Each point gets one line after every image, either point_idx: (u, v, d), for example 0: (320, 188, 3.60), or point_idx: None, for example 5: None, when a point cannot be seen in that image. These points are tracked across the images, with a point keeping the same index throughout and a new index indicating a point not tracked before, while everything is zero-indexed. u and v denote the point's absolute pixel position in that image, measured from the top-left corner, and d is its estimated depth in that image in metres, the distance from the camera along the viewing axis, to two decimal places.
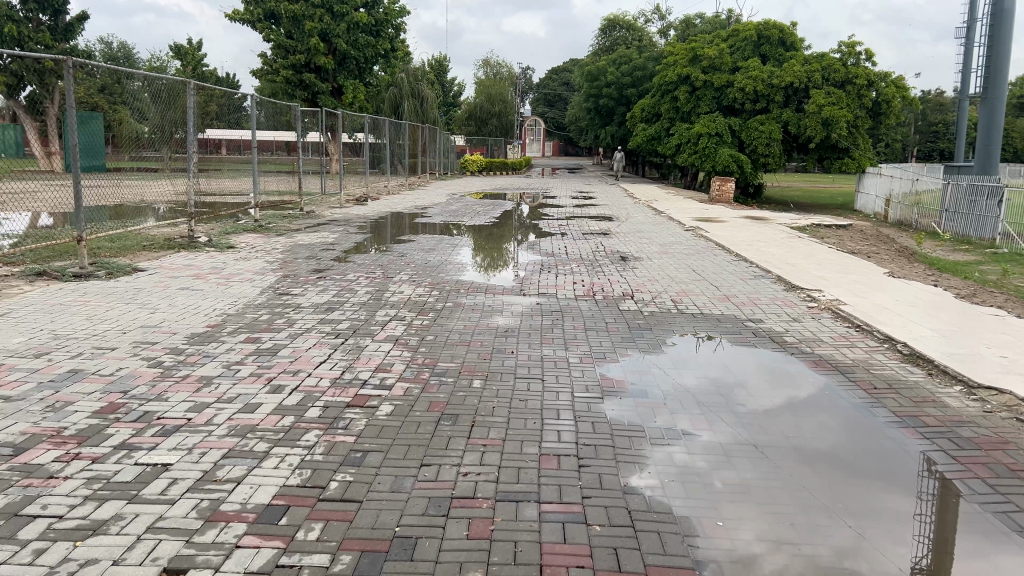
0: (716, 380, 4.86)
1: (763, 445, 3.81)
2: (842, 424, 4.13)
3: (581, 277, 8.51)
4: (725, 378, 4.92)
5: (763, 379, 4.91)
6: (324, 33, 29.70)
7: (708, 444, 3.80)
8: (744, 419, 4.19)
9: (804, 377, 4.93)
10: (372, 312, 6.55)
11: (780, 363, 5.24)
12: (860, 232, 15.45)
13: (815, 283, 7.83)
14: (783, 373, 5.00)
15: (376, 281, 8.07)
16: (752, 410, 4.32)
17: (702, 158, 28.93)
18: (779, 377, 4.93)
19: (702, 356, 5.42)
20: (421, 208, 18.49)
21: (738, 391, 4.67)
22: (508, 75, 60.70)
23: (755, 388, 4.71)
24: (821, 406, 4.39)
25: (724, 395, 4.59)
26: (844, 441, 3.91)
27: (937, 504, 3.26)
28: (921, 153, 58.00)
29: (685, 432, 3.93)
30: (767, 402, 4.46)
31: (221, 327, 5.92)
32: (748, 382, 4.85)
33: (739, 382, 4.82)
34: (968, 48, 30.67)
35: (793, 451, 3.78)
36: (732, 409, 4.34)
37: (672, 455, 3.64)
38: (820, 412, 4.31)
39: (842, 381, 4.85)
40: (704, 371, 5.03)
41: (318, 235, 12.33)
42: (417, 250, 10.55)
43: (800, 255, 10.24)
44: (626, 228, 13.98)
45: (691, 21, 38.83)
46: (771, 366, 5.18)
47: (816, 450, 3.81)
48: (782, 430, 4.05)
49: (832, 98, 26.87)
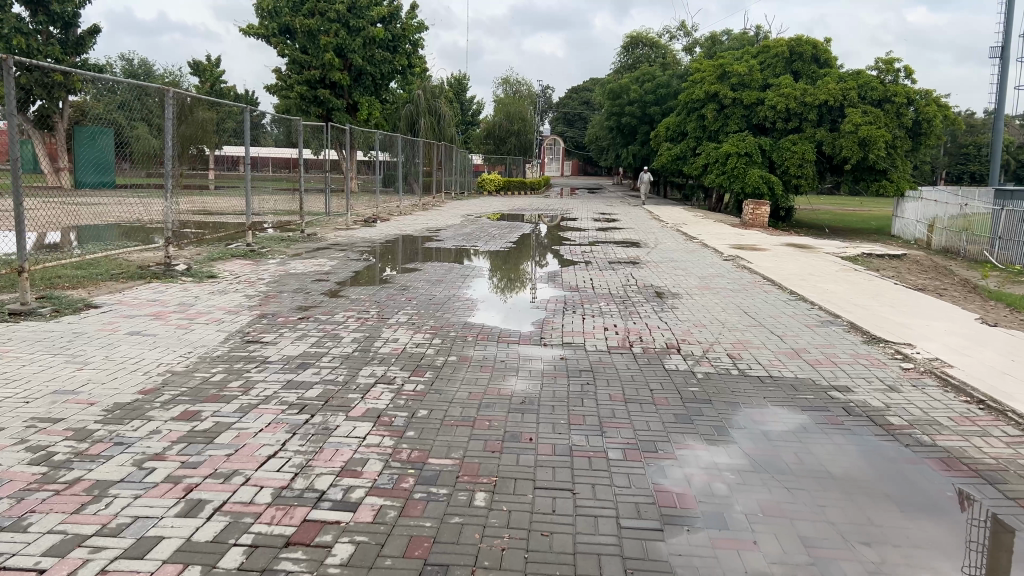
0: (760, 443, 4.09)
1: (783, 471, 3.72)
2: (867, 453, 3.99)
3: (613, 320, 7.16)
4: (739, 400, 4.83)
5: (781, 404, 4.79)
6: (340, 49, 28.68)
7: (729, 467, 3.74)
8: (761, 440, 4.13)
9: (825, 409, 4.69)
10: (357, 371, 5.21)
11: (813, 395, 4.98)
12: (915, 263, 14.02)
13: (902, 335, 6.44)
14: (828, 427, 4.37)
15: (370, 324, 6.76)
16: (771, 433, 4.25)
17: (732, 179, 27.54)
18: (827, 432, 4.28)
19: (769, 437, 4.18)
20: (435, 231, 17.21)
21: (754, 412, 4.60)
22: (528, 94, 59.64)
23: (770, 411, 4.64)
24: (841, 432, 4.28)
25: (740, 416, 4.53)
26: (868, 471, 3.77)
27: (987, 557, 2.99)
28: (950, 175, 56.29)
29: (704, 456, 3.85)
30: (785, 424, 4.40)
31: (159, 393, 4.60)
32: (801, 445, 4.10)
33: (755, 405, 4.74)
34: (1001, 69, 29.51)
35: (813, 477, 3.67)
36: (751, 430, 4.28)
37: (692, 479, 3.56)
38: (836, 437, 4.22)
39: (979, 488, 3.59)
40: (785, 477, 3.67)
41: (315, 262, 11.08)
42: (423, 283, 9.26)
43: (864, 293, 8.85)
44: (656, 257, 12.61)
45: (717, 38, 37.59)
46: (801, 400, 4.87)
47: (837, 477, 3.70)
48: (799, 453, 3.97)
49: (869, 118, 25.46)
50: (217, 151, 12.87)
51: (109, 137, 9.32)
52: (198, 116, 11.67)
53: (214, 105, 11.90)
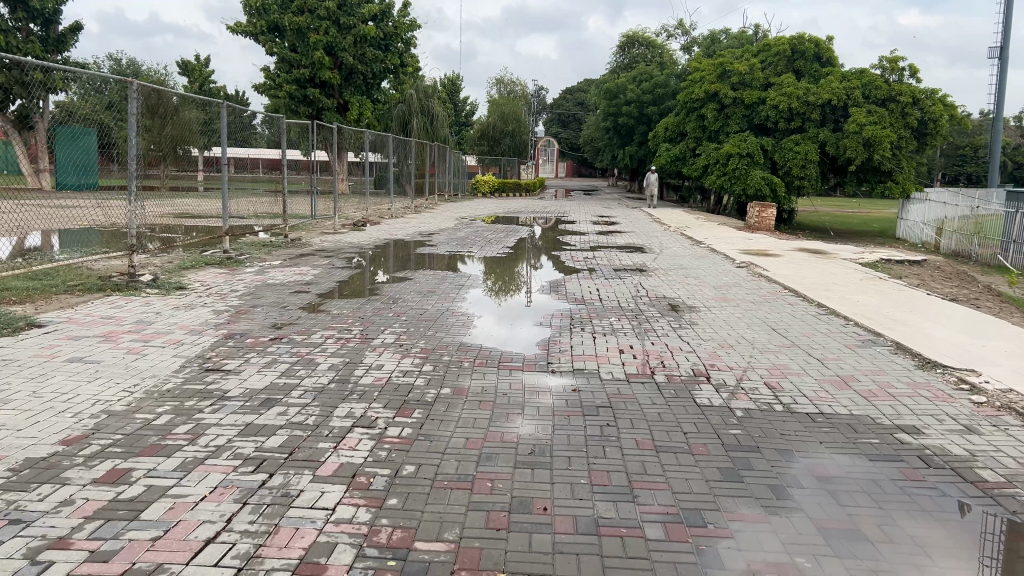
0: (818, 504, 3.32)
1: (857, 547, 2.95)
2: (955, 519, 3.22)
3: (628, 340, 6.32)
4: (783, 444, 4.05)
5: (833, 448, 4.01)
6: (330, 47, 27.82)
7: (792, 543, 2.95)
8: (821, 501, 3.35)
9: (891, 456, 3.90)
10: (330, 409, 4.35)
11: (875, 438, 4.16)
12: (937, 270, 13.20)
13: (962, 360, 5.61)
14: (898, 481, 3.59)
15: (352, 345, 5.89)
16: (831, 489, 3.48)
17: (733, 181, 26.73)
18: (898, 489, 3.51)
19: (830, 497, 3.39)
20: (427, 235, 16.33)
21: (806, 461, 3.82)
22: (522, 94, 58.77)
23: (823, 458, 3.86)
24: (914, 489, 3.51)
25: (790, 466, 3.74)
26: (961, 544, 3.01)
27: None
28: (946, 176, 55.54)
29: (758, 526, 3.07)
30: (844, 478, 3.62)
31: (85, 444, 3.74)
32: (869, 506, 3.33)
33: (803, 451, 3.95)
34: (1000, 69, 28.90)
35: (894, 555, 2.91)
36: (803, 487, 3.50)
37: (748, 564, 2.79)
38: (910, 495, 3.44)
39: None
40: (863, 557, 2.88)
41: (297, 270, 10.21)
42: (413, 295, 8.42)
43: (900, 307, 8.01)
44: (664, 264, 11.76)
45: (716, 38, 36.85)
46: (862, 444, 4.06)
47: (926, 555, 2.92)
48: (871, 519, 3.20)
49: (874, 118, 24.73)
50: (206, 152, 12.09)
51: (91, 139, 8.60)
52: (184, 116, 10.85)
53: (203, 104, 11.12)
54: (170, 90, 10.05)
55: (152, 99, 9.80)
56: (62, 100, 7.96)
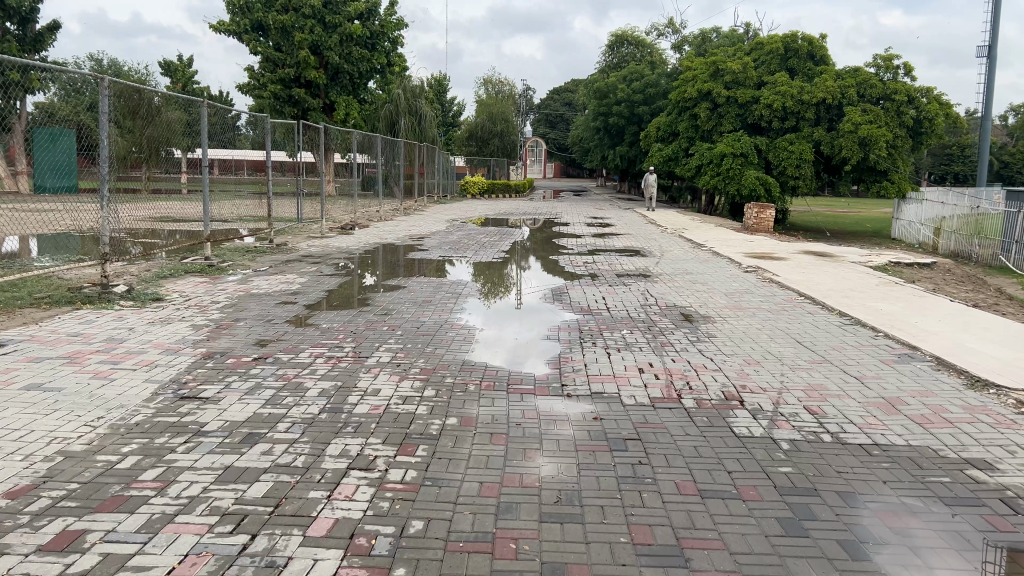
0: (904, 567, 2.80)
1: None
2: None
3: (646, 357, 5.78)
4: (843, 485, 3.52)
5: (901, 489, 3.49)
6: (315, 46, 27.22)
7: None
8: (905, 563, 2.83)
9: (971, 501, 3.38)
10: (321, 447, 3.80)
11: (946, 477, 3.64)
12: (946, 273, 12.77)
13: (1017, 380, 5.10)
14: (989, 535, 3.07)
15: (346, 366, 5.33)
16: (913, 547, 2.96)
17: (726, 181, 26.23)
18: (993, 545, 2.99)
19: (917, 559, 2.87)
20: (418, 238, 15.77)
21: (873, 507, 3.30)
22: (510, 94, 58.21)
23: (894, 503, 3.34)
24: (1010, 546, 2.98)
25: (857, 514, 3.22)
26: None
27: None
28: (933, 176, 55.45)
29: None
30: (925, 529, 3.10)
31: (31, 497, 3.18)
32: (962, 568, 2.81)
33: (868, 495, 3.42)
34: (989, 68, 28.63)
35: None
36: (877, 542, 2.98)
37: None
38: (1008, 554, 2.92)
39: None
40: None
41: (282, 278, 9.63)
42: (409, 305, 7.87)
43: (927, 315, 7.52)
44: (668, 269, 11.23)
45: (707, 36, 36.47)
46: (934, 485, 3.54)
47: None
48: None
49: (869, 116, 24.32)
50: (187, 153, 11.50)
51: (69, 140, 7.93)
52: (165, 116, 10.28)
53: (186, 104, 10.53)
54: (151, 89, 9.52)
55: (132, 100, 9.29)
56: (41, 101, 7.33)
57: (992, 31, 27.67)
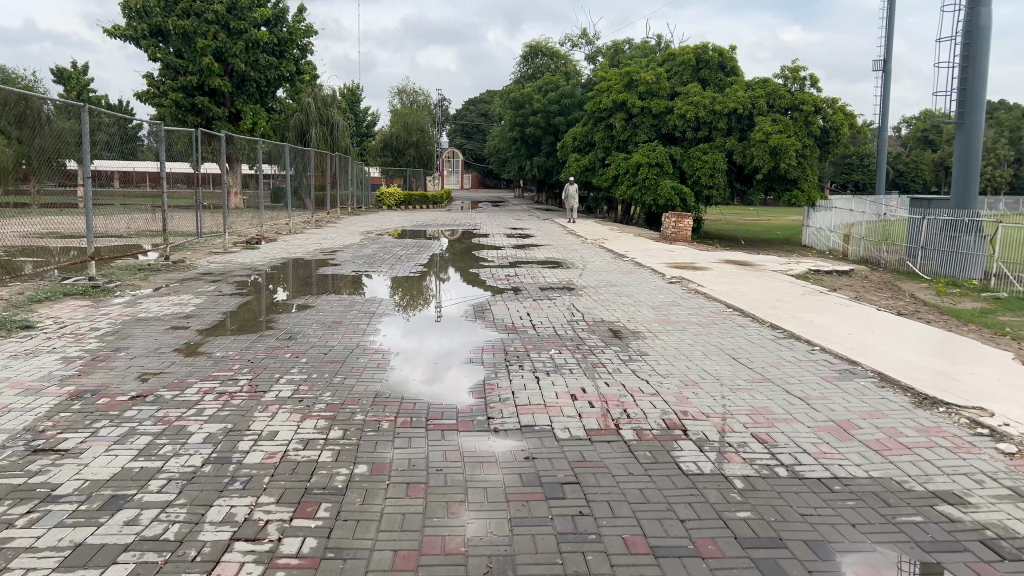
0: None
1: None
2: None
3: (579, 381, 5.29)
4: (810, 533, 3.09)
5: (874, 535, 3.10)
6: (219, 52, 26.01)
7: None
8: None
9: (952, 548, 3.00)
10: (200, 512, 3.15)
11: (917, 515, 3.28)
12: (863, 280, 12.84)
13: (966, 397, 4.84)
14: None
15: (241, 403, 4.64)
16: None
17: (643, 191, 26.17)
18: None
19: None
20: (330, 252, 14.99)
21: (849, 560, 2.88)
22: (425, 105, 57.58)
23: (869, 553, 2.93)
24: None
25: (833, 571, 2.79)
26: None
27: None
28: (835, 184, 57.55)
29: None
30: None
31: None
32: None
33: (840, 544, 3.00)
34: (884, 82, 29.72)
35: None
36: None
37: None
38: None
39: None
40: None
41: (176, 299, 8.78)
42: (318, 328, 7.19)
43: (858, 327, 7.30)
44: (592, 281, 10.87)
45: (619, 47, 36.75)
46: (911, 529, 3.14)
47: None
48: None
49: (779, 126, 24.75)
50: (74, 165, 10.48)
51: None
52: (55, 125, 9.33)
53: (77, 113, 9.61)
54: (39, 96, 8.59)
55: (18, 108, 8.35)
56: None
57: (887, 46, 28.69)
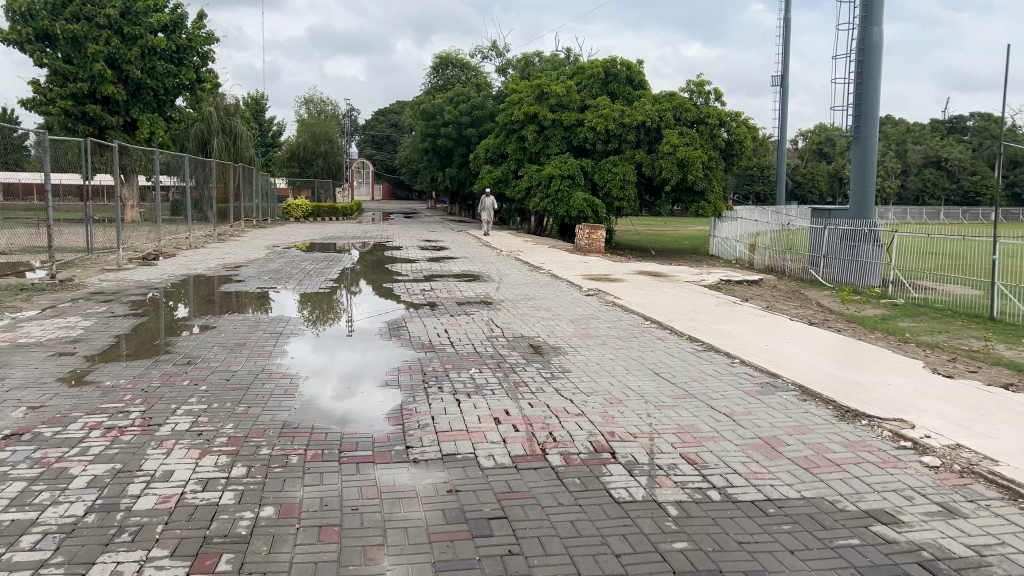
0: None
1: None
2: None
3: (502, 403, 5.06)
4: (749, 564, 2.95)
5: (813, 561, 2.98)
6: (112, 58, 24.76)
7: None
8: None
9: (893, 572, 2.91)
10: (80, 572, 2.77)
11: (854, 538, 3.18)
12: (772, 289, 13.11)
13: (886, 409, 4.84)
14: None
15: (132, 440, 4.21)
16: None
17: (555, 203, 26.23)
18: None
19: None
20: (234, 268, 14.32)
21: None
22: (334, 115, 56.51)
23: None
24: None
25: None
26: None
27: None
28: (738, 196, 59.45)
29: None
30: None
31: None
32: None
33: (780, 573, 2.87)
34: (782, 96, 30.81)
35: None
36: None
37: None
38: None
39: None
40: None
41: (62, 322, 8.11)
42: (221, 351, 6.73)
43: (774, 338, 7.34)
44: (509, 294, 10.69)
45: (529, 60, 36.95)
46: (851, 554, 3.04)
47: None
48: None
49: (686, 139, 25.28)
50: None
51: None
52: None
53: None
54: None
55: None
56: None
57: (784, 63, 29.77)
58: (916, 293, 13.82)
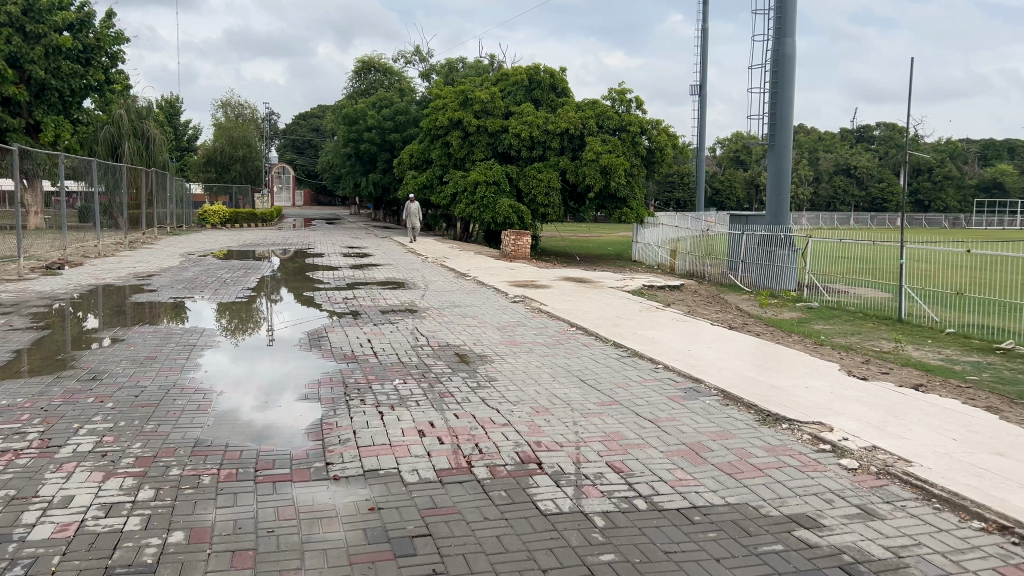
0: None
1: None
2: None
3: (427, 415, 4.95)
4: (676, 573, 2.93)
5: (739, 568, 2.98)
6: (13, 57, 23.57)
7: None
8: None
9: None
10: None
11: (779, 544, 3.20)
12: (693, 294, 13.36)
13: (805, 412, 4.94)
14: None
15: (29, 463, 3.93)
16: None
17: (480, 210, 26.15)
18: None
19: None
20: (147, 277, 13.76)
21: None
22: (253, 119, 55.19)
23: None
24: None
25: None
26: None
27: None
28: (659, 202, 60.67)
29: None
30: None
31: None
32: None
33: None
34: (700, 105, 31.56)
35: None
36: None
37: None
38: None
39: None
40: None
41: None
42: (131, 364, 6.41)
43: (696, 343, 7.44)
44: (434, 302, 10.58)
45: (453, 66, 36.87)
46: (775, 560, 3.06)
47: None
48: None
49: (608, 146, 25.60)
50: None
51: None
52: None
53: None
54: None
55: None
56: None
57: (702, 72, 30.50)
58: (828, 294, 14.33)
